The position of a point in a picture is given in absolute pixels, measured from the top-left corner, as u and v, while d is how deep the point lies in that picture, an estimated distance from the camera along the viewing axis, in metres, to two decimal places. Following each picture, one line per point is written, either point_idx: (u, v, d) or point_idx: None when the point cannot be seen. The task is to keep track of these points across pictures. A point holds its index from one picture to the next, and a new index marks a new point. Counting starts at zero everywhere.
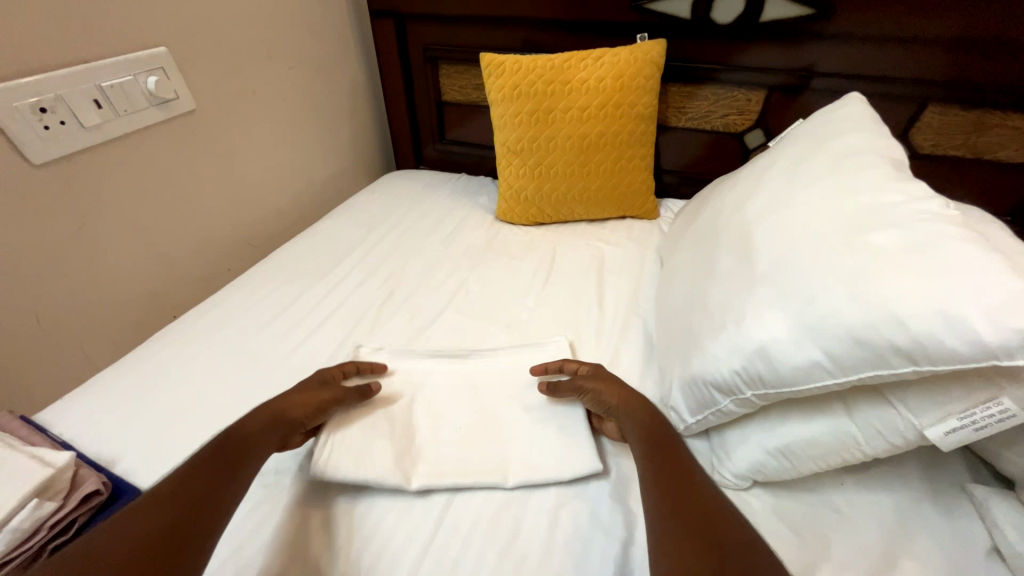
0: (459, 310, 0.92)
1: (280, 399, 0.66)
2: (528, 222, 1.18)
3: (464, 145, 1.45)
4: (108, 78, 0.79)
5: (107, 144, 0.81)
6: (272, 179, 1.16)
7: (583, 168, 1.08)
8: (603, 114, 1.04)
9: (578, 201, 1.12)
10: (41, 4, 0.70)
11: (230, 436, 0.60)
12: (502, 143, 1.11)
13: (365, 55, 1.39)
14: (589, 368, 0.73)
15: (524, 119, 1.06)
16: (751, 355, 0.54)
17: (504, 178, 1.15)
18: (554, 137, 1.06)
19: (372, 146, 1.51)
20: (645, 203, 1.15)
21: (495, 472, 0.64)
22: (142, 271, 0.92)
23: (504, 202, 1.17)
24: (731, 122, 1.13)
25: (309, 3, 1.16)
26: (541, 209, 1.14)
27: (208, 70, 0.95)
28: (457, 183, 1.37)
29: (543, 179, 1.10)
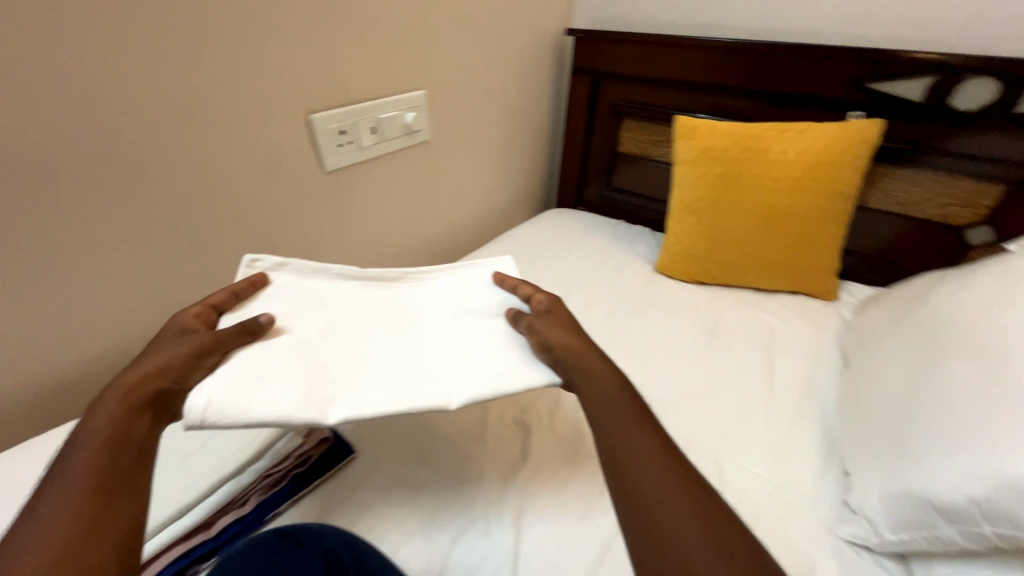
0: (617, 354, 0.95)
1: (151, 366, 0.54)
2: (689, 279, 1.17)
3: (627, 194, 1.51)
4: (384, 112, 0.99)
5: (368, 161, 1.02)
6: (461, 201, 1.33)
7: (764, 237, 1.06)
8: (798, 186, 1.02)
9: (750, 268, 1.09)
10: (361, 58, 0.92)
11: (110, 412, 0.50)
12: (679, 200, 1.14)
13: (554, 103, 1.54)
14: (544, 304, 0.70)
15: (709, 181, 1.09)
16: (1002, 488, 0.49)
17: (673, 233, 1.17)
18: (738, 201, 1.06)
19: (539, 182, 1.64)
20: (826, 283, 1.08)
21: (438, 396, 0.61)
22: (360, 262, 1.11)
23: (668, 256, 1.18)
24: (951, 214, 1.02)
25: (524, 59, 1.34)
26: (708, 270, 1.13)
27: (444, 110, 1.14)
28: (616, 228, 1.42)
29: (717, 240, 1.10)
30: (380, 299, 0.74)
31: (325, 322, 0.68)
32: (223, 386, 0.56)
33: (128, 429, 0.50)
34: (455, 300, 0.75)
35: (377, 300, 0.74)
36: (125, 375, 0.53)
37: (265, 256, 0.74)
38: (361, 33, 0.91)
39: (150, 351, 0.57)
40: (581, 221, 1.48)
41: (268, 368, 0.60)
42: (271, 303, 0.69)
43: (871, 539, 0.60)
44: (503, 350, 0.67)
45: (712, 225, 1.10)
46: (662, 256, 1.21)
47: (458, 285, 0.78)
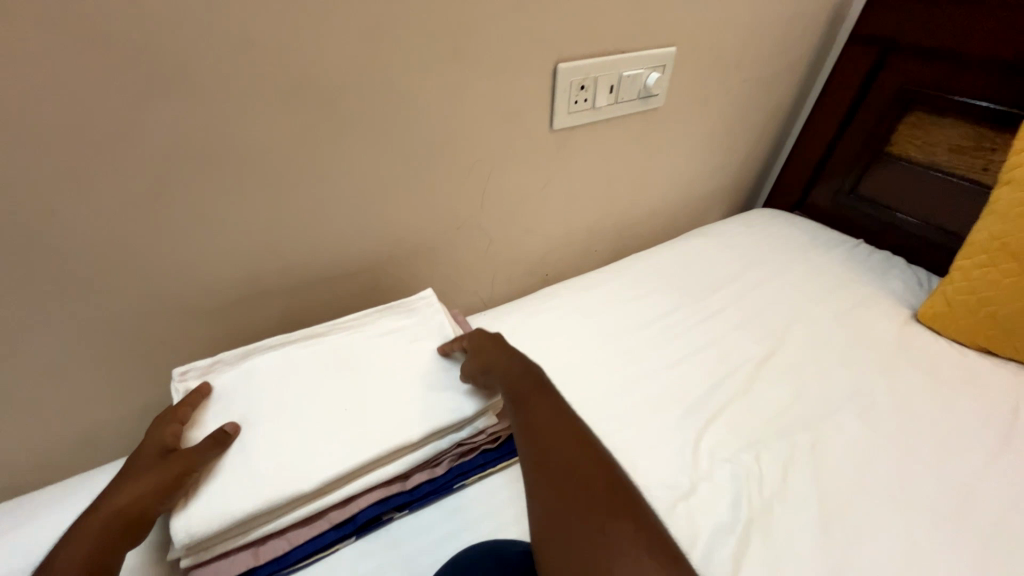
0: (862, 421, 0.73)
1: (128, 497, 0.50)
2: (969, 341, 0.87)
3: (876, 206, 1.18)
4: (629, 69, 0.86)
5: (597, 123, 0.90)
6: (668, 182, 1.15)
7: None
8: None
9: None
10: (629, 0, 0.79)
11: (93, 542, 0.48)
12: (994, 235, 0.83)
13: (806, 79, 1.23)
14: (475, 339, 0.69)
15: None
16: None
17: (964, 277, 0.86)
18: None
19: (752, 173, 1.37)
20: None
21: (403, 433, 0.59)
22: (556, 232, 1.02)
23: (944, 305, 0.89)
24: None
25: (795, 17, 1.06)
26: (1011, 339, 0.82)
27: (688, 74, 0.97)
28: (856, 250, 1.12)
29: None
30: (322, 358, 0.68)
31: (267, 379, 0.64)
32: (205, 494, 0.53)
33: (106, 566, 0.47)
34: (369, 346, 0.70)
35: (310, 365, 0.67)
36: (102, 511, 0.50)
37: (193, 363, 0.64)
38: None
39: (125, 475, 0.53)
40: (804, 231, 1.20)
41: (240, 470, 0.55)
42: (222, 409, 0.61)
43: None
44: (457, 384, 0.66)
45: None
46: (929, 302, 0.92)
47: (411, 329, 0.73)
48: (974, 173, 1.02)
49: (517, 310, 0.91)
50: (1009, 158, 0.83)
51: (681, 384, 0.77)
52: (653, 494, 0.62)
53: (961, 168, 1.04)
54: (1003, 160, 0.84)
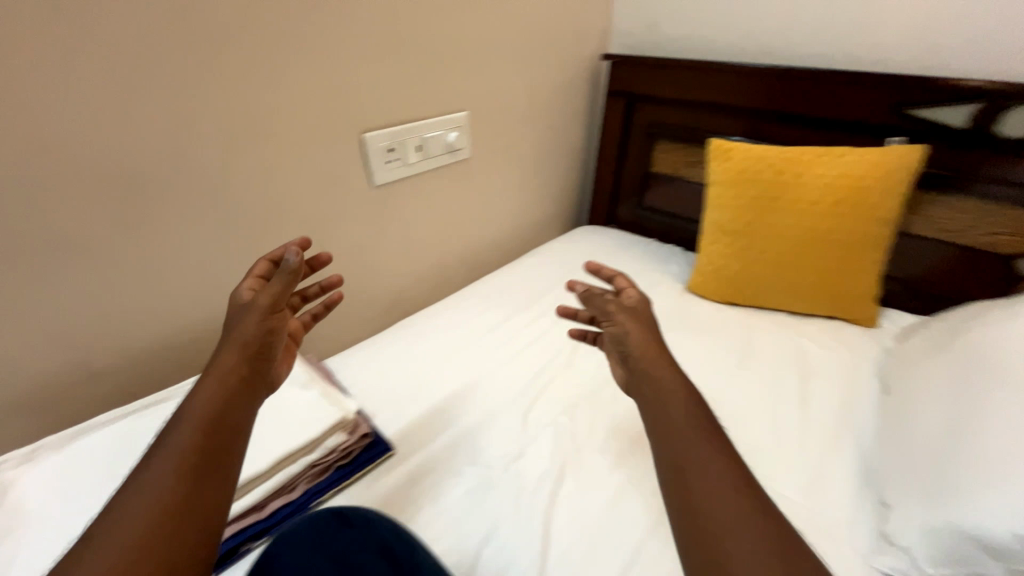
0: None
1: (233, 353, 0.57)
2: (721, 300, 1.17)
3: (658, 212, 1.52)
4: (429, 132, 1.06)
5: (414, 176, 1.08)
6: (498, 216, 1.37)
7: (802, 261, 1.05)
8: (836, 211, 1.01)
9: (786, 292, 1.09)
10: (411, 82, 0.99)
11: (208, 395, 0.54)
12: (712, 221, 1.15)
13: (590, 124, 1.57)
14: (632, 302, 0.67)
15: (744, 204, 1.09)
16: None
17: (706, 254, 1.17)
18: (775, 225, 1.06)
19: (572, 200, 1.67)
20: (866, 308, 1.06)
21: (254, 465, 0.65)
22: (405, 272, 1.16)
23: (701, 276, 1.19)
24: (1000, 242, 0.99)
25: (563, 79, 1.38)
26: (742, 291, 1.13)
27: (485, 128, 1.20)
28: (649, 247, 1.43)
29: (752, 263, 1.10)
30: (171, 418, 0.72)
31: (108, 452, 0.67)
32: None
33: (228, 405, 0.54)
34: None
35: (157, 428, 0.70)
36: (213, 367, 0.56)
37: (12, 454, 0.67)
38: (413, 58, 0.98)
39: (228, 329, 0.60)
40: (613, 239, 1.49)
41: None
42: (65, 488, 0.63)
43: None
44: (307, 410, 0.73)
45: (746, 247, 1.10)
46: (694, 276, 1.21)
47: None
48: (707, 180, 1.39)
49: (376, 344, 1.01)
50: (709, 167, 1.17)
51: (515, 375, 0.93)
52: (488, 464, 0.75)
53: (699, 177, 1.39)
54: (706, 169, 1.18)
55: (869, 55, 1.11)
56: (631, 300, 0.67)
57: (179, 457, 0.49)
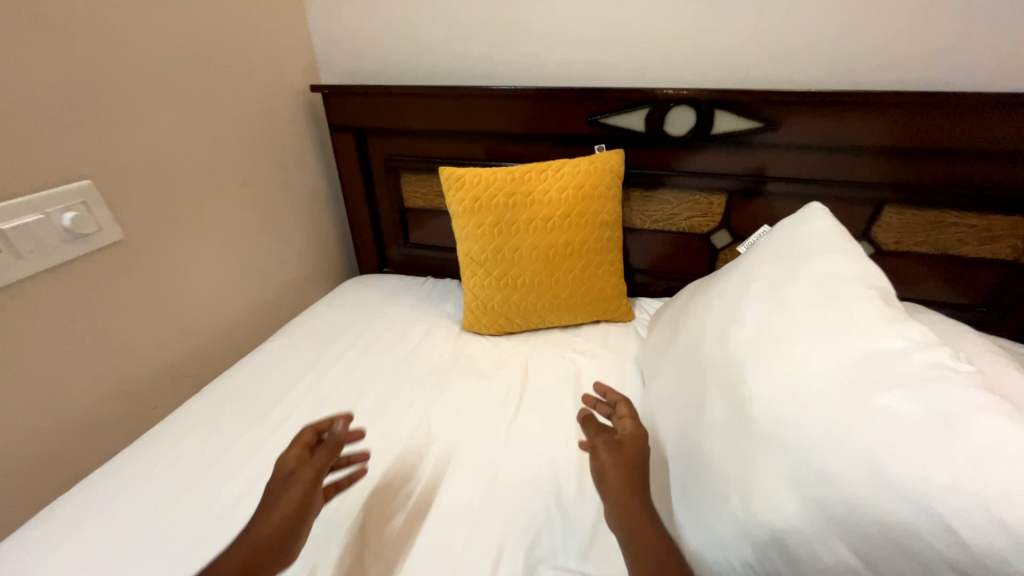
0: (417, 455, 0.79)
1: (255, 532, 0.60)
2: (495, 332, 1.09)
3: (426, 248, 1.40)
4: (13, 221, 0.71)
5: (7, 291, 0.73)
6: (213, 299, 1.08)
7: (552, 278, 1.04)
8: (567, 224, 1.02)
9: (549, 310, 1.06)
10: None
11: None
12: (464, 255, 1.07)
13: (326, 165, 1.37)
14: (622, 433, 0.65)
15: (486, 232, 1.04)
16: (767, 546, 0.45)
17: (469, 289, 1.09)
18: (518, 247, 1.03)
19: (333, 253, 1.45)
20: (619, 305, 1.09)
21: None
22: (50, 426, 0.80)
23: (469, 314, 1.10)
24: (696, 223, 1.13)
25: (264, 120, 1.15)
26: (511, 320, 1.07)
27: (138, 197, 0.89)
28: (421, 288, 1.30)
29: (510, 290, 1.05)
30: None
31: None
32: None
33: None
34: None
35: None
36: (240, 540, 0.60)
37: None
38: None
39: (270, 496, 0.64)
40: (383, 287, 1.32)
41: None
42: None
43: None
44: None
45: (501, 275, 1.05)
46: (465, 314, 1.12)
47: None
48: None
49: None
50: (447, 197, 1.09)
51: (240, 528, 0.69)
52: None
53: None
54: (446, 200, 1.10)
55: (564, 66, 1.10)
56: (627, 425, 0.65)
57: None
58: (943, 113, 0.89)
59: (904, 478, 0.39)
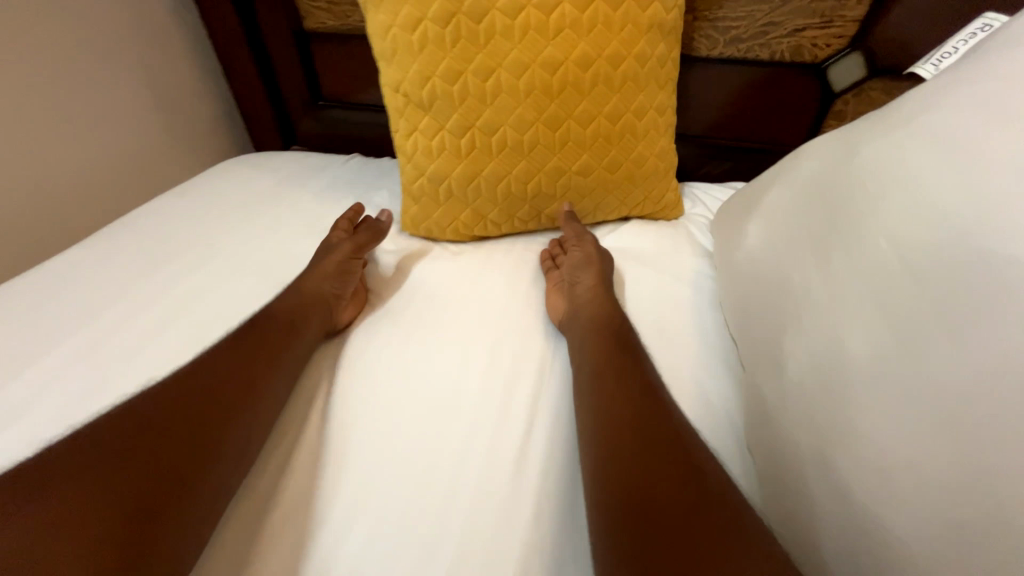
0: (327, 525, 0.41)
1: (285, 297, 0.54)
2: (455, 237, 0.64)
3: (350, 108, 0.88)
4: None
5: None
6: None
7: (555, 133, 0.57)
8: (586, 22, 0.53)
9: (548, 195, 0.61)
10: None
11: (252, 333, 0.50)
12: (393, 90, 0.58)
13: None
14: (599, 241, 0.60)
15: (431, 36, 0.53)
16: None
17: (406, 159, 0.61)
18: (495, 70, 0.54)
19: (208, 119, 0.96)
20: (662, 194, 0.65)
21: None
22: None
23: (409, 204, 0.64)
24: (804, 43, 0.64)
25: None
26: (481, 217, 0.62)
27: None
28: (339, 169, 0.82)
29: (479, 157, 0.58)
30: None
31: None
32: None
33: (258, 361, 0.48)
34: None
35: None
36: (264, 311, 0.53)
37: None
38: None
39: (310, 265, 0.59)
40: (278, 163, 0.83)
41: None
42: None
43: None
44: None
45: (461, 130, 0.57)
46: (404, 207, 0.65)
47: None
48: None
49: None
50: None
51: None
52: None
53: None
54: None
55: None
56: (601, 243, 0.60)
57: (172, 405, 0.42)
58: None
59: None
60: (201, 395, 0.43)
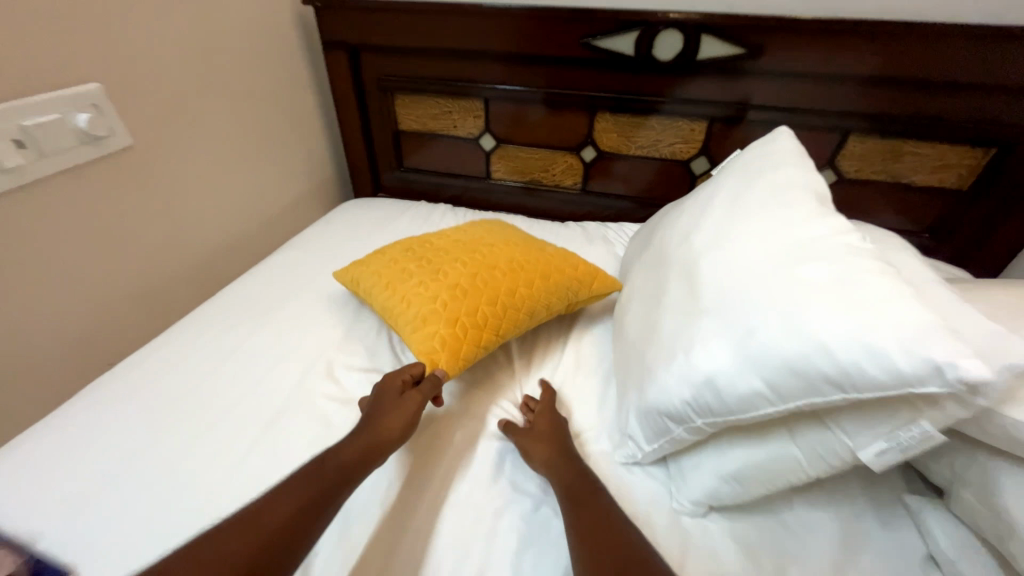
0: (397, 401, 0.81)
1: (357, 440, 0.63)
2: (474, 341, 0.78)
3: (421, 172, 1.45)
4: (31, 118, 0.74)
5: (28, 187, 0.76)
6: (210, 224, 1.10)
7: (490, 252, 0.92)
8: (475, 227, 1.03)
9: (521, 286, 0.85)
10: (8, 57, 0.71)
11: (340, 461, 0.60)
12: (391, 282, 0.87)
13: (317, 83, 1.36)
14: (540, 413, 0.72)
15: (404, 256, 0.93)
16: (810, 455, 0.54)
17: (415, 313, 0.81)
18: (440, 246, 0.95)
19: (326, 174, 1.48)
20: (583, 264, 0.94)
21: None
22: (77, 320, 0.88)
23: (425, 343, 0.76)
24: (678, 150, 1.20)
25: (255, 31, 1.12)
26: (482, 308, 0.81)
27: (143, 103, 0.91)
28: (416, 209, 1.37)
29: (462, 277, 0.85)
30: None
31: None
32: None
33: (343, 482, 0.59)
34: None
35: None
36: (337, 449, 0.62)
37: None
38: None
39: (372, 412, 0.67)
40: (379, 207, 1.38)
41: None
42: None
43: (636, 455, 0.67)
44: None
45: (438, 269, 0.88)
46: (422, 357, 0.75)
47: None
48: (450, 131, 1.33)
49: (34, 443, 0.71)
50: (359, 292, 0.91)
51: (264, 403, 0.79)
52: None
53: (445, 128, 1.33)
54: (360, 294, 0.91)
55: None
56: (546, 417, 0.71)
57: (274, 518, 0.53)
58: (920, 42, 0.93)
59: (733, 305, 0.57)
60: (320, 495, 0.57)
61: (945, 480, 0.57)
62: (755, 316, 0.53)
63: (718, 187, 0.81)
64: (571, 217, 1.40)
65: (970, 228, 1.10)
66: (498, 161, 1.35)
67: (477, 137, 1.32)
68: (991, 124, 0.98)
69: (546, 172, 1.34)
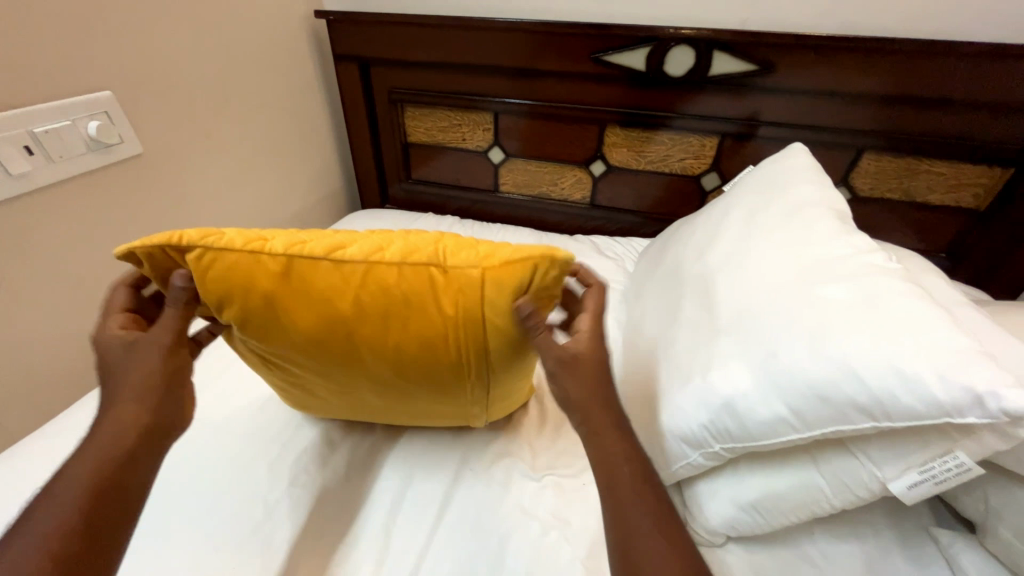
0: None
1: (88, 457, 0.47)
2: (242, 242, 0.51)
3: (429, 184, 1.44)
4: (43, 124, 0.74)
5: (36, 192, 0.76)
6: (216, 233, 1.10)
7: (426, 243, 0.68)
8: None
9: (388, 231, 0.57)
10: (22, 66, 0.71)
11: (82, 493, 0.45)
12: None
13: (328, 96, 1.37)
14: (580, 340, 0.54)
15: None
16: (839, 485, 0.51)
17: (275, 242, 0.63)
18: None
19: (334, 185, 1.48)
20: (487, 256, 0.50)
21: None
22: (76, 328, 0.87)
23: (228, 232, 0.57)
24: (688, 165, 1.19)
25: (268, 44, 1.13)
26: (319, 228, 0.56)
27: (155, 112, 0.91)
28: (424, 221, 1.37)
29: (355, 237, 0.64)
30: None
31: None
32: None
33: (108, 501, 0.46)
34: None
35: None
36: (58, 482, 0.46)
37: None
38: None
39: (108, 376, 0.52)
40: (387, 219, 1.37)
41: None
42: None
43: None
44: None
45: None
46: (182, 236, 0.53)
47: None
48: (459, 144, 1.33)
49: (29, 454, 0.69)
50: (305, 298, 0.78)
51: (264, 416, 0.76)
52: (241, 548, 0.58)
53: (453, 141, 1.33)
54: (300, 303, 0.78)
55: (577, 6, 1.10)
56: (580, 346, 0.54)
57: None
58: (934, 61, 0.92)
59: (751, 326, 0.55)
60: (101, 487, 0.46)
61: (977, 513, 0.55)
62: (777, 339, 0.51)
63: (729, 203, 0.79)
64: (580, 231, 1.39)
65: (988, 247, 1.08)
66: (506, 174, 1.35)
67: (486, 150, 1.32)
68: (1013, 143, 0.96)
69: (555, 186, 1.33)
